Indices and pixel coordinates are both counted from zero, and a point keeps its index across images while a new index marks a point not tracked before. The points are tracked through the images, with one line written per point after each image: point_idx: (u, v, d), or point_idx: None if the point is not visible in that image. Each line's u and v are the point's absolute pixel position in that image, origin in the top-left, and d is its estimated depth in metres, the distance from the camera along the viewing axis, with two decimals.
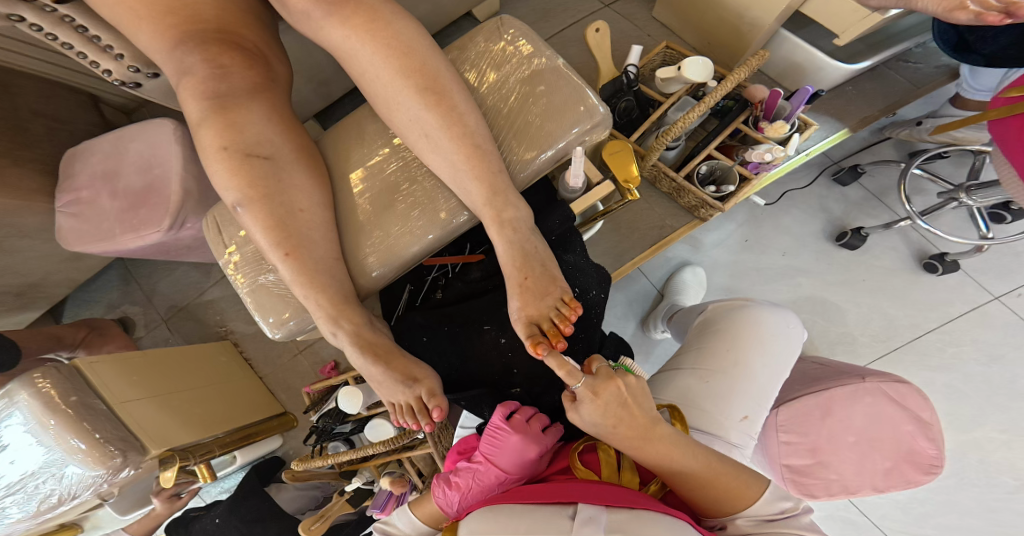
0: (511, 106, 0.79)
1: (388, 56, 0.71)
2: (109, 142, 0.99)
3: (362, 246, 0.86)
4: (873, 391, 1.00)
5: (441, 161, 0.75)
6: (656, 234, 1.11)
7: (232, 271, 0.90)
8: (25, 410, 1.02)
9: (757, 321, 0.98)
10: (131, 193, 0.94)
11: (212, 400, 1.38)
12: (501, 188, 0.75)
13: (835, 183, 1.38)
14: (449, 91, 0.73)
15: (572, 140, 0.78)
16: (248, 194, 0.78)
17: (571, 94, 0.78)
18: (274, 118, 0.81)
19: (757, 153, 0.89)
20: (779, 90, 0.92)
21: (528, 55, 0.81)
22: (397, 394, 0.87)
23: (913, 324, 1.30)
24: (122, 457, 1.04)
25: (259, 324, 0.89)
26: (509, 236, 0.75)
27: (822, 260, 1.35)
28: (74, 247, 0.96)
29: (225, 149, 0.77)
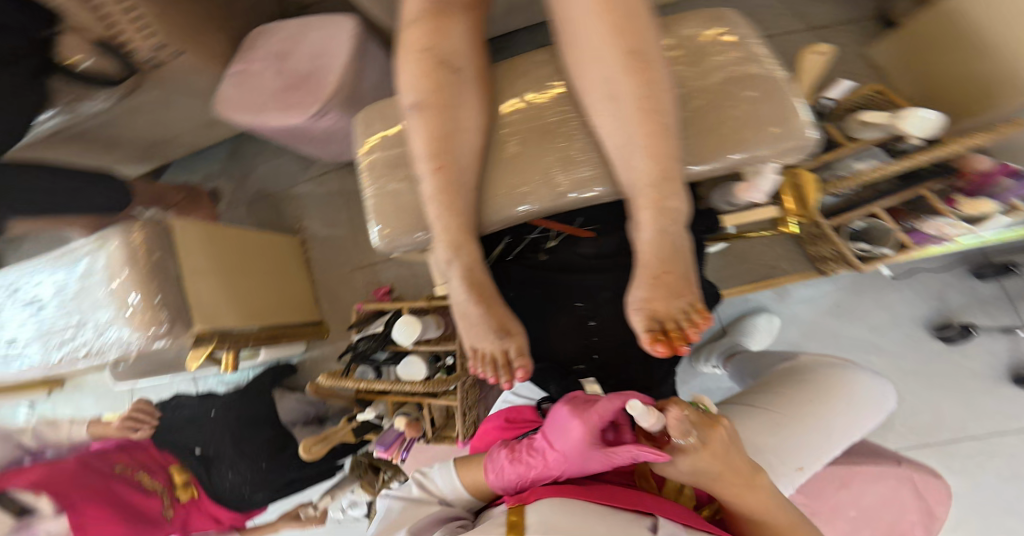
0: (710, 96, 0.71)
1: (614, 8, 0.66)
2: (292, 26, 1.07)
3: (501, 185, 0.85)
4: (902, 476, 1.00)
5: (616, 127, 0.70)
6: (766, 272, 1.09)
7: (364, 170, 0.96)
8: (109, 256, 1.04)
9: (847, 383, 0.96)
10: (294, 75, 1.04)
11: (261, 291, 1.37)
12: (672, 174, 0.69)
13: (970, 274, 1.27)
14: (657, 61, 0.67)
15: (761, 154, 0.69)
16: (426, 98, 0.79)
17: (784, 109, 0.68)
18: (472, 38, 0.83)
19: (936, 224, 0.83)
20: (1004, 166, 0.84)
21: (745, 52, 0.71)
22: (485, 342, 0.86)
23: (960, 427, 1.25)
24: (167, 328, 1.05)
25: (369, 226, 0.94)
26: (660, 224, 0.71)
27: (908, 345, 1.30)
28: (227, 114, 1.05)
29: (423, 51, 0.80)
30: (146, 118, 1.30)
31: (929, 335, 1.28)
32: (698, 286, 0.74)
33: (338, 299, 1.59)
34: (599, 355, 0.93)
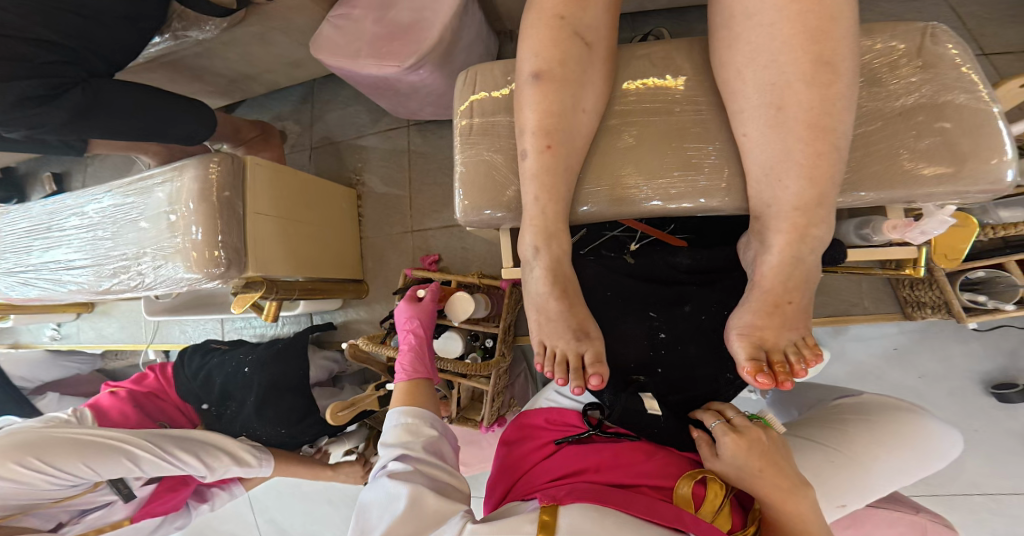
0: (877, 126, 0.66)
1: (806, 11, 0.61)
2: None
3: (606, 175, 0.82)
4: (916, 525, 1.03)
5: (773, 139, 0.65)
6: (842, 309, 1.08)
7: (459, 135, 0.91)
8: (183, 186, 1.03)
9: (909, 429, 0.95)
10: (395, 26, 0.92)
11: (318, 243, 1.35)
12: (824, 200, 0.65)
13: None
14: (842, 75, 0.62)
15: (927, 193, 0.65)
16: (550, 71, 0.76)
17: (961, 151, 0.63)
18: (610, 17, 0.79)
19: None
20: None
21: (945, 81, 0.65)
22: (561, 339, 0.84)
23: (972, 482, 1.30)
24: (223, 269, 1.04)
25: (455, 196, 0.90)
26: (794, 248, 0.67)
27: (952, 398, 1.28)
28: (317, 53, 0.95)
29: (560, 19, 0.76)
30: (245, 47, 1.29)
31: (982, 390, 1.26)
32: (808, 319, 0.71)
33: (382, 258, 1.54)
34: (662, 370, 0.86)
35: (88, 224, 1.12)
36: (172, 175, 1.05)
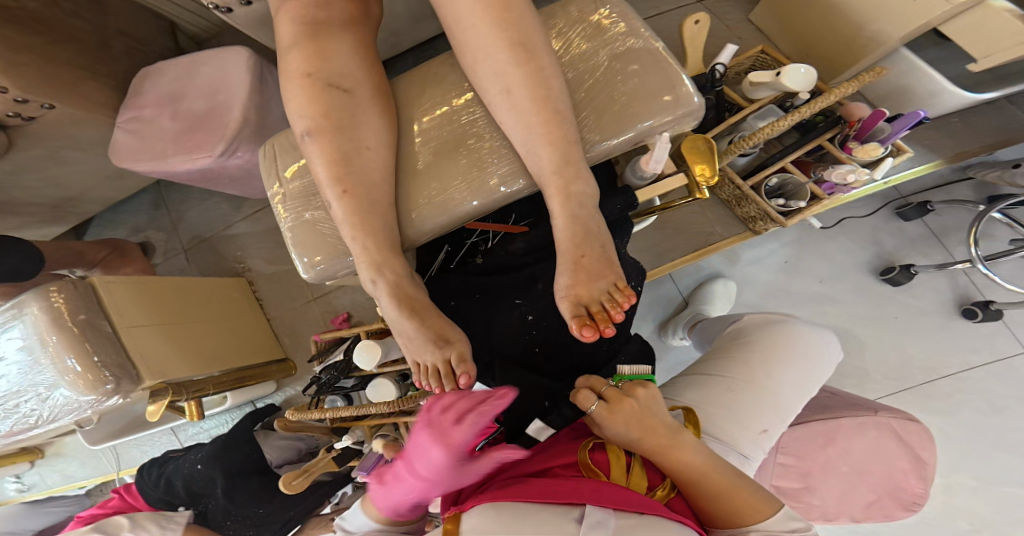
0: (593, 83, 0.73)
1: (488, 9, 0.67)
2: (180, 65, 0.92)
3: (416, 197, 0.81)
4: (881, 425, 1.06)
5: (518, 120, 0.70)
6: (702, 239, 1.10)
7: (278, 204, 0.88)
8: (31, 322, 1.01)
9: (796, 332, 0.92)
10: (189, 115, 0.90)
11: (218, 335, 1.36)
12: (573, 159, 0.70)
13: (896, 216, 1.31)
14: (538, 50, 0.69)
15: (653, 126, 0.71)
16: (321, 124, 0.74)
17: (661, 81, 0.71)
18: (360, 56, 0.77)
19: (838, 173, 0.84)
20: (883, 110, 0.82)
21: (623, 32, 0.73)
22: (426, 353, 0.80)
23: (930, 367, 1.29)
24: (113, 385, 1.03)
25: (294, 259, 0.86)
26: (571, 210, 0.71)
27: (856, 291, 1.32)
28: (124, 163, 0.93)
29: (310, 76, 0.74)
30: (40, 175, 1.14)
31: (876, 279, 1.31)
32: (618, 266, 0.73)
33: (296, 334, 1.56)
34: (539, 348, 0.85)
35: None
36: (19, 312, 1.02)
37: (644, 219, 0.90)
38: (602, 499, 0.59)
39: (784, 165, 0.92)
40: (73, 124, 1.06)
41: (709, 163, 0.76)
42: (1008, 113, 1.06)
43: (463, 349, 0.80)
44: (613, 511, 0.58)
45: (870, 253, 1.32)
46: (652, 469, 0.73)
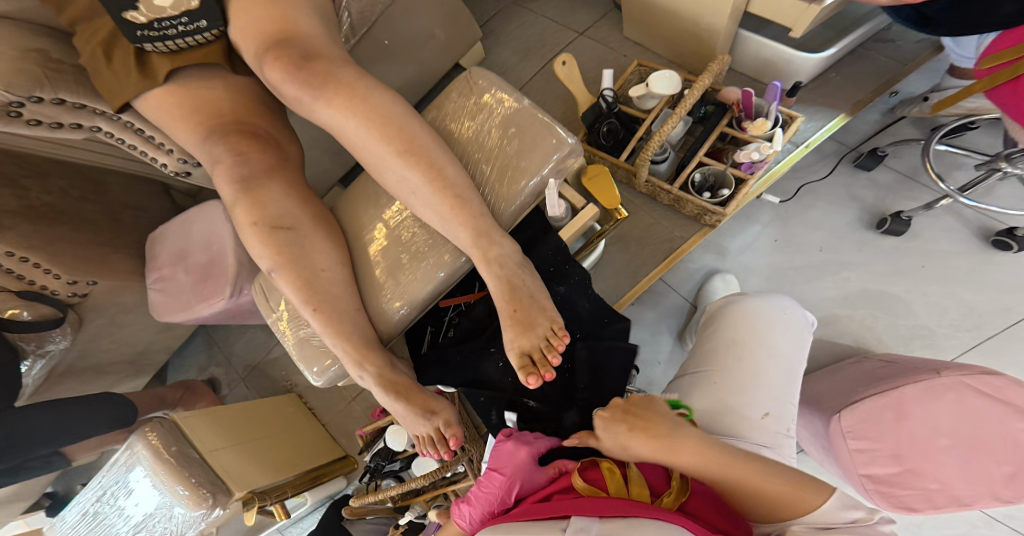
0: (487, 152, 0.79)
1: (369, 128, 0.72)
2: (176, 225, 1.11)
3: (377, 290, 0.81)
4: (955, 386, 0.93)
5: (430, 213, 0.74)
6: (667, 247, 1.09)
7: (279, 328, 0.89)
8: (141, 460, 1.10)
9: (766, 311, 0.91)
10: (198, 268, 1.05)
11: (282, 447, 1.36)
12: (484, 229, 0.73)
13: (858, 168, 1.29)
14: (427, 148, 0.73)
15: (548, 171, 0.76)
16: (278, 259, 0.76)
17: (542, 130, 0.77)
18: (293, 193, 0.81)
19: (745, 153, 0.90)
20: (751, 89, 0.92)
21: (498, 102, 0.81)
22: (417, 427, 0.80)
23: (1005, 308, 1.17)
24: (213, 497, 1.09)
25: (304, 373, 0.87)
26: (496, 272, 0.73)
27: (867, 251, 1.25)
28: (164, 318, 1.09)
29: (255, 225, 0.77)
30: (107, 342, 1.22)
31: (877, 234, 1.26)
32: (552, 308, 0.74)
33: (351, 433, 1.53)
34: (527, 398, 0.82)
35: (90, 517, 1.17)
36: (132, 454, 1.12)
37: (585, 254, 0.93)
38: (587, 510, 0.61)
39: (702, 160, 0.98)
40: (116, 294, 1.13)
41: (610, 190, 0.84)
42: (870, 58, 1.10)
43: (445, 412, 0.80)
44: (598, 519, 0.59)
45: (865, 208, 1.27)
46: (659, 477, 0.72)
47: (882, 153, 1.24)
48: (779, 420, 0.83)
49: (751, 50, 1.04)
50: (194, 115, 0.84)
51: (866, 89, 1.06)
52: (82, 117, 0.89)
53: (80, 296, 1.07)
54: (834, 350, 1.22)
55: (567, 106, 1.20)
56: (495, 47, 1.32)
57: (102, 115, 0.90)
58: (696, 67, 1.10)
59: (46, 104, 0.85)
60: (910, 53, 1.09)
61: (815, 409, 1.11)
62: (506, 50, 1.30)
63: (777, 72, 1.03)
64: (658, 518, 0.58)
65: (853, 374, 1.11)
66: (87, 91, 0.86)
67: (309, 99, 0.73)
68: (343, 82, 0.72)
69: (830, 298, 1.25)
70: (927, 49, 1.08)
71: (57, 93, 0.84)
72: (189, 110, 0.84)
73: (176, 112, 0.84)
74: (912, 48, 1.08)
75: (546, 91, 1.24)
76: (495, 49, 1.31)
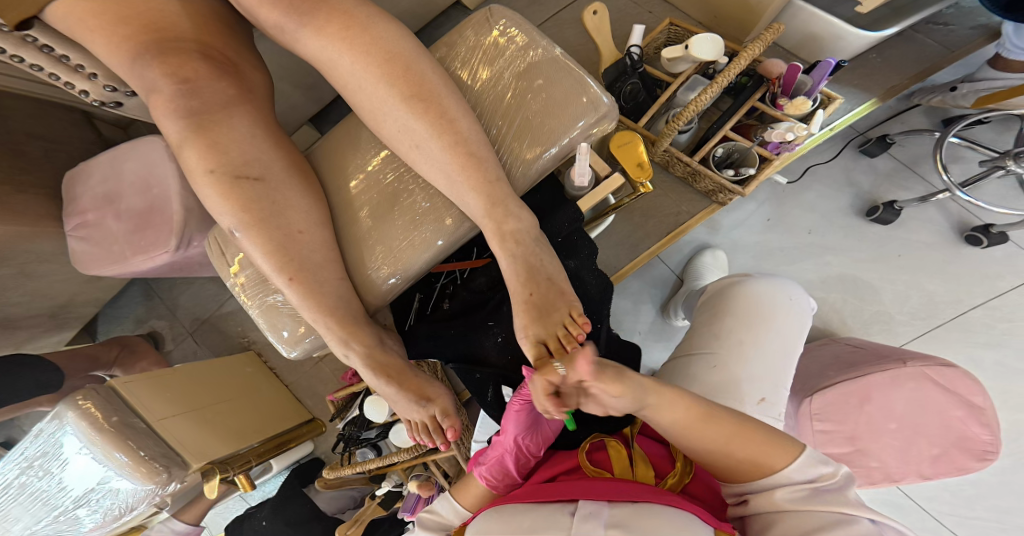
0: (506, 106, 0.66)
1: (368, 64, 0.57)
2: (105, 162, 0.91)
3: (366, 260, 0.69)
4: (916, 375, 0.88)
5: (439, 178, 0.61)
6: (673, 222, 1.03)
7: (239, 293, 0.75)
8: (75, 431, 0.87)
9: (769, 288, 0.80)
10: (133, 214, 0.87)
11: (241, 411, 1.19)
12: (500, 197, 0.61)
13: (861, 154, 1.26)
14: (439, 94, 0.59)
15: (576, 137, 0.65)
16: (243, 218, 0.62)
17: (573, 85, 0.65)
18: (262, 133, 0.64)
19: (777, 133, 0.83)
20: (799, 64, 0.85)
21: (522, 45, 0.67)
22: (410, 413, 0.72)
23: (956, 300, 1.19)
24: (168, 472, 0.91)
25: (273, 343, 0.75)
26: (512, 249, 0.62)
27: (850, 236, 1.23)
28: (90, 271, 0.91)
29: (212, 172, 0.61)
30: (19, 293, 1.02)
31: (864, 221, 1.24)
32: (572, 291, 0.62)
33: (317, 397, 1.41)
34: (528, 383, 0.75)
35: (17, 490, 0.93)
36: (61, 425, 0.89)
37: (599, 223, 0.83)
38: (596, 494, 0.52)
39: (726, 134, 0.90)
40: (25, 240, 0.94)
41: (639, 161, 0.74)
42: (920, 42, 1.10)
43: (440, 401, 0.71)
44: (607, 503, 0.51)
45: (857, 194, 1.25)
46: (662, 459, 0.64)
47: (890, 141, 1.22)
48: (774, 410, 0.73)
49: (799, 21, 1.00)
50: (127, 25, 0.63)
51: (903, 76, 1.07)
52: None
53: None
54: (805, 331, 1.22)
55: (581, 61, 1.07)
56: None
57: None
58: (729, 31, 1.03)
59: None
60: (961, 39, 1.10)
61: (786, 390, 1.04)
62: None
63: (820, 50, 1.02)
64: (672, 505, 0.49)
65: (824, 356, 1.04)
66: None
67: (293, 24, 0.58)
68: (339, 8, 0.57)
69: (810, 282, 1.23)
70: (982, 36, 1.10)
71: None
72: (134, 24, 0.63)
73: (102, 21, 0.63)
74: (965, 34, 1.10)
75: (562, 38, 1.09)
76: None
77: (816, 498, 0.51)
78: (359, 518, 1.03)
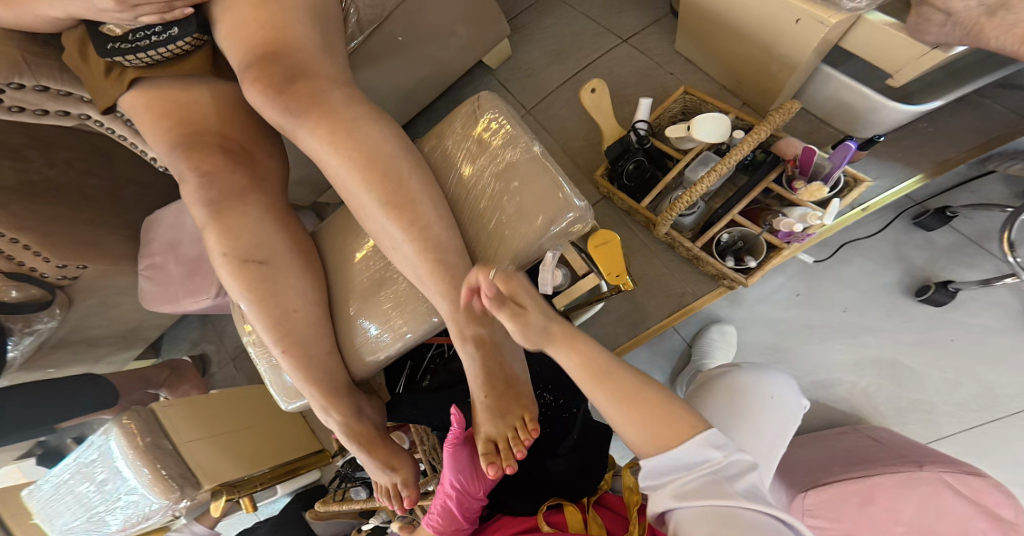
0: (484, 203, 0.71)
1: (351, 167, 0.64)
2: (172, 213, 1.07)
3: (354, 335, 0.76)
4: (931, 480, 0.79)
5: (412, 272, 0.67)
6: (676, 302, 1.01)
7: (252, 348, 0.85)
8: (116, 445, 1.03)
9: (745, 388, 0.76)
10: (188, 262, 1.01)
11: (261, 436, 1.30)
12: (465, 299, 0.65)
13: (916, 226, 1.14)
14: (416, 198, 0.65)
15: (548, 236, 0.68)
16: (247, 297, 0.70)
17: (546, 185, 0.69)
18: (271, 218, 0.73)
19: (786, 221, 0.81)
20: (814, 146, 0.82)
21: (500, 146, 0.72)
22: (377, 476, 0.77)
23: (1019, 391, 1.04)
24: (181, 490, 1.03)
25: (275, 394, 0.83)
26: (474, 350, 0.67)
27: (894, 316, 1.12)
28: (152, 307, 1.05)
29: (224, 256, 0.70)
30: (98, 320, 1.20)
31: (913, 300, 1.12)
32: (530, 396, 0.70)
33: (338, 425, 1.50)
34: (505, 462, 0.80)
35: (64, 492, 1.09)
36: (105, 438, 1.04)
37: (588, 310, 0.86)
38: None
39: (734, 217, 0.88)
40: (105, 277, 1.11)
41: (616, 262, 0.78)
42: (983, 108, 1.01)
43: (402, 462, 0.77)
44: None
45: (909, 271, 1.13)
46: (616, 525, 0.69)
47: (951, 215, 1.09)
48: None
49: (830, 87, 0.94)
50: (168, 119, 0.75)
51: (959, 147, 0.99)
52: (70, 105, 0.82)
53: (70, 279, 1.06)
54: (830, 416, 1.13)
55: (590, 130, 1.11)
56: (525, 45, 1.19)
57: (89, 102, 0.84)
58: (752, 100, 1.01)
59: (29, 91, 0.78)
60: None
61: (783, 482, 0.94)
62: (534, 51, 1.18)
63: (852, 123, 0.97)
64: None
65: (835, 448, 0.95)
66: (69, 77, 0.80)
67: (292, 125, 0.66)
68: (329, 111, 0.64)
69: (838, 363, 1.13)
70: None
71: (38, 80, 0.77)
72: (172, 117, 0.75)
73: (151, 114, 0.75)
74: None
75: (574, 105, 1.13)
76: (524, 49, 1.19)
77: (706, 489, 0.47)
78: None
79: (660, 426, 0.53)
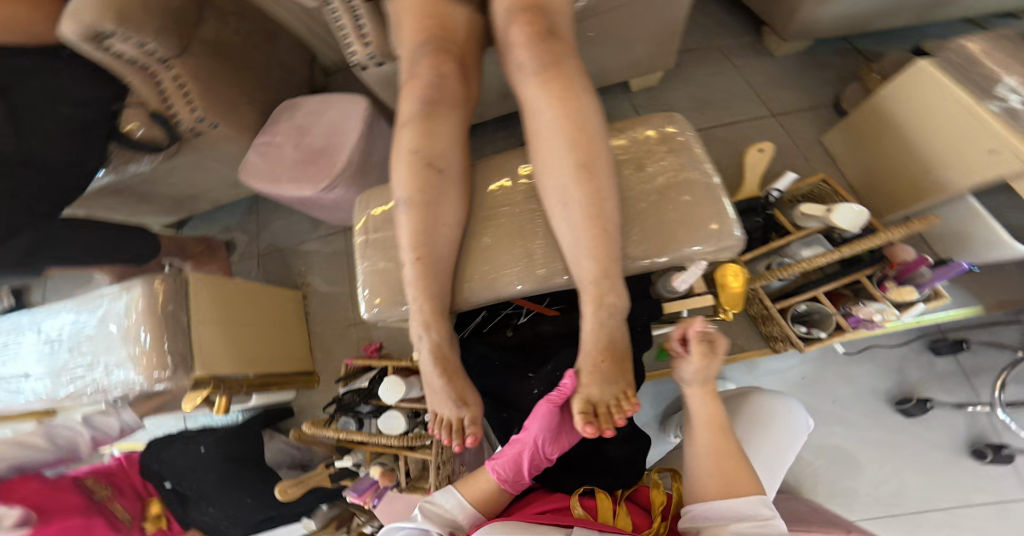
0: (650, 202, 0.77)
1: (565, 124, 0.70)
2: (313, 102, 1.17)
3: (474, 271, 0.79)
4: None
5: (571, 226, 0.71)
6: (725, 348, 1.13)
7: (357, 250, 0.89)
8: (133, 303, 1.02)
9: (764, 404, 0.88)
10: (307, 150, 1.11)
11: (262, 341, 1.28)
12: (613, 272, 0.70)
13: (928, 348, 1.28)
14: (605, 169, 0.70)
15: (699, 250, 0.75)
16: (408, 197, 0.73)
17: (713, 208, 0.76)
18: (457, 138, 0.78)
19: (867, 310, 0.92)
20: (927, 257, 0.93)
21: (684, 162, 0.79)
22: (444, 408, 0.78)
23: (926, 499, 1.20)
24: (171, 371, 1.01)
25: (358, 299, 0.86)
26: (603, 315, 0.70)
27: (869, 415, 1.27)
28: (247, 177, 1.12)
29: (410, 154, 0.73)
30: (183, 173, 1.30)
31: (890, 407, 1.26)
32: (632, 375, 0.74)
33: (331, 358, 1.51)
34: None
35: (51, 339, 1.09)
36: (127, 292, 1.03)
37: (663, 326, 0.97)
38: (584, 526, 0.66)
39: (818, 295, 0.99)
40: (223, 141, 1.22)
41: (737, 296, 0.90)
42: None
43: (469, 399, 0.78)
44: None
45: (894, 382, 1.28)
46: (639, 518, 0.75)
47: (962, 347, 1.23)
48: None
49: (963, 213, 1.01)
50: (427, 22, 0.79)
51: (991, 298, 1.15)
52: None
53: (194, 131, 1.16)
54: None
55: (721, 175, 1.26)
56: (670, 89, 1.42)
57: None
58: (879, 203, 1.19)
59: None
60: None
61: None
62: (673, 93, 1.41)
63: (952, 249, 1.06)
64: None
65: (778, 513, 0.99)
66: None
67: (531, 70, 0.72)
68: (566, 72, 0.71)
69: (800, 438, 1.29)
70: None
71: None
72: (434, 24, 0.79)
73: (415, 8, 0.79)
74: None
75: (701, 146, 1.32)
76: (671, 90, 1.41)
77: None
78: (305, 481, 1.14)
79: (726, 465, 0.72)
